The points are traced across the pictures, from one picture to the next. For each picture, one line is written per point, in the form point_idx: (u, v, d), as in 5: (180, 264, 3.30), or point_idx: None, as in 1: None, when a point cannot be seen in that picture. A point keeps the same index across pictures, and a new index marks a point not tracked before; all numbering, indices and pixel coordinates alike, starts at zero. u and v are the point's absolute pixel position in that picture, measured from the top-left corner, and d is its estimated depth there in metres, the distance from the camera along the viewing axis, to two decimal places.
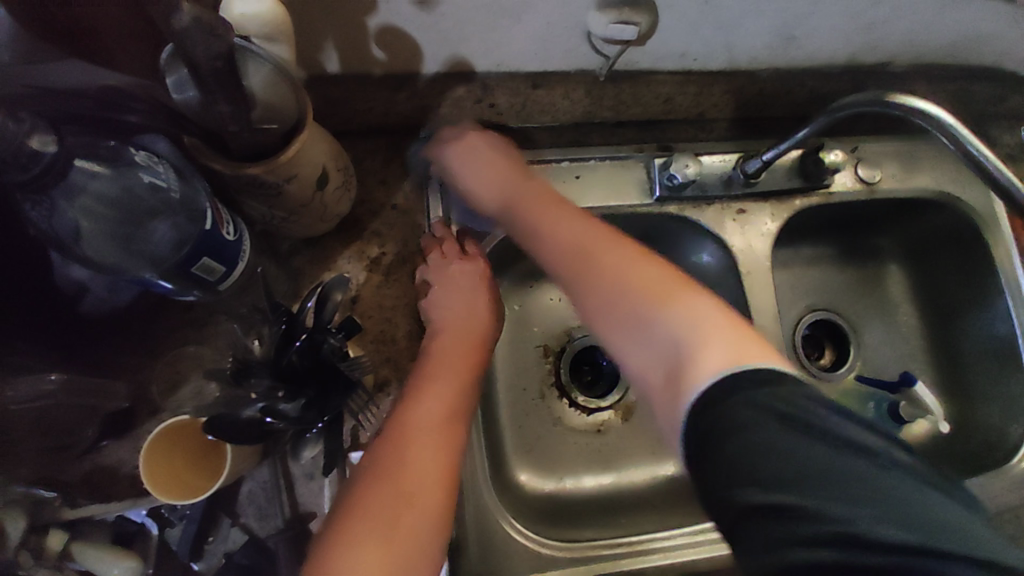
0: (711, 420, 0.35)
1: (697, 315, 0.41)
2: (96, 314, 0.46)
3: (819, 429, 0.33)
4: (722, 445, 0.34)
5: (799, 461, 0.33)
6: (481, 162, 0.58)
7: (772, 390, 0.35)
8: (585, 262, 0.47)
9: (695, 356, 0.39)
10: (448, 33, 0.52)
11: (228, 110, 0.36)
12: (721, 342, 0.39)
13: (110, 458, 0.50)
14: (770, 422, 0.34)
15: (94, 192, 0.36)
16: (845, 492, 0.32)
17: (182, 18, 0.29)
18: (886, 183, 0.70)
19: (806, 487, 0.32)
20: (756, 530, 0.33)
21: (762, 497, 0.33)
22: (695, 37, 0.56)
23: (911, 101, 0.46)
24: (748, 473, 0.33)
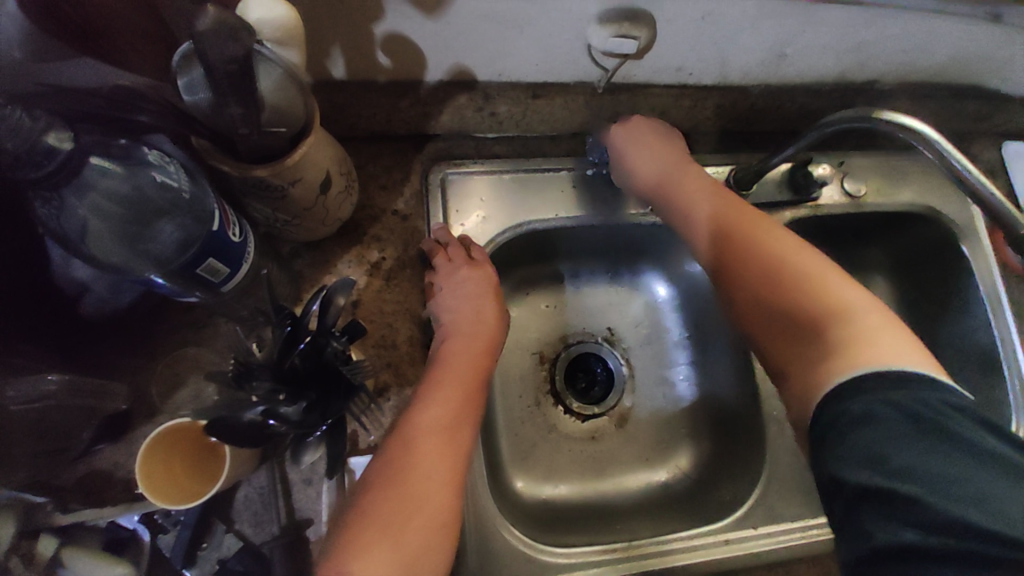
0: (846, 407, 0.42)
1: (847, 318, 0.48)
2: (97, 317, 0.46)
3: (938, 430, 0.38)
4: (847, 430, 0.41)
5: (921, 458, 0.38)
6: (644, 147, 0.63)
7: (918, 397, 0.40)
8: (735, 243, 0.55)
9: (855, 350, 0.45)
10: (452, 43, 0.53)
11: (239, 113, 0.37)
12: (880, 341, 0.45)
13: (105, 462, 0.50)
14: (896, 417, 0.39)
15: (105, 190, 0.37)
16: (952, 484, 0.37)
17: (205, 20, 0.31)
18: (872, 197, 0.72)
19: (921, 480, 0.37)
20: (866, 510, 0.38)
21: (875, 482, 0.38)
22: (691, 52, 0.58)
23: (898, 119, 0.49)
24: (862, 458, 0.39)
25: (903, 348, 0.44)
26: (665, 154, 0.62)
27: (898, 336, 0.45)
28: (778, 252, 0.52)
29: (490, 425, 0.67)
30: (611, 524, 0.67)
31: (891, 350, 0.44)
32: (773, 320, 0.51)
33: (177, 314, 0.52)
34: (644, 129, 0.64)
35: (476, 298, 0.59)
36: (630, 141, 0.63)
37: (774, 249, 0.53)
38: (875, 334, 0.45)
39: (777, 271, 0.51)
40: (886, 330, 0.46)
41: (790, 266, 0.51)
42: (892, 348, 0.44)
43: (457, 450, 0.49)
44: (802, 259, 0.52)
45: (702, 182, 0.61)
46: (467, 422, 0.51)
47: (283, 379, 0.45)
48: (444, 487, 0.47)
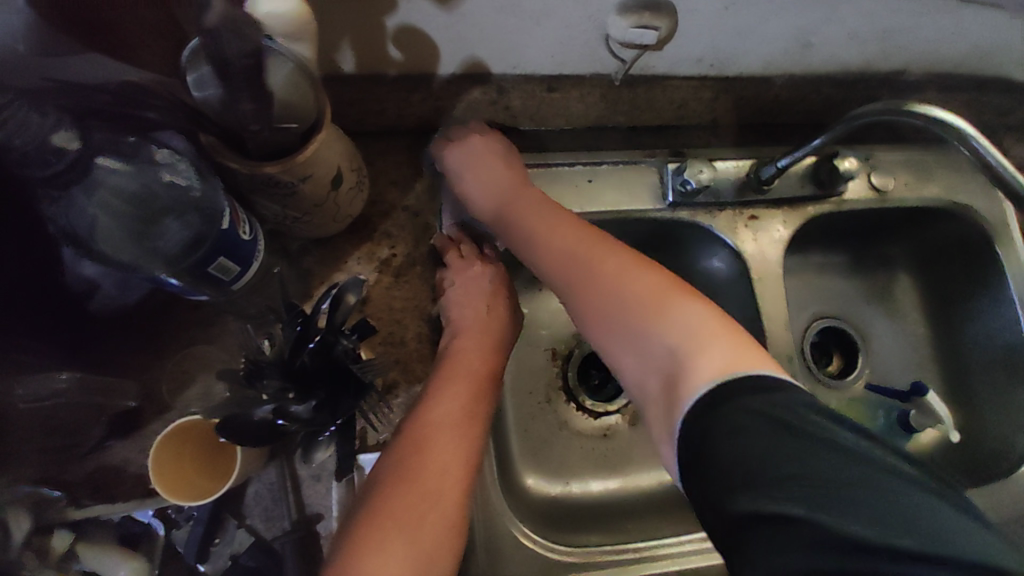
0: (704, 433, 0.38)
1: (693, 322, 0.44)
2: (103, 314, 0.46)
3: (811, 435, 0.36)
4: (722, 446, 0.37)
5: (797, 467, 0.35)
6: (485, 170, 0.59)
7: (759, 397, 0.38)
8: (586, 268, 0.49)
9: (694, 363, 0.41)
10: (467, 34, 0.51)
11: (251, 109, 0.36)
12: (718, 344, 0.41)
13: (115, 458, 0.50)
14: (765, 429, 0.36)
15: (113, 187, 0.37)
16: (847, 498, 0.34)
17: (213, 14, 0.30)
18: (898, 191, 0.69)
19: (807, 493, 0.34)
20: (755, 534, 0.35)
21: (757, 503, 0.35)
22: (712, 43, 0.56)
23: (933, 112, 0.46)
24: (744, 479, 0.35)
25: (736, 348, 0.41)
26: (500, 176, 0.59)
27: (728, 333, 0.42)
28: (610, 276, 0.48)
29: (500, 423, 0.67)
30: (622, 524, 0.66)
31: (722, 352, 0.41)
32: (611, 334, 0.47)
33: (184, 310, 0.52)
34: (481, 149, 0.60)
35: (489, 292, 0.59)
36: (467, 165, 0.60)
37: (607, 272, 0.48)
38: (711, 336, 0.42)
39: (608, 293, 0.48)
40: (716, 328, 0.43)
41: (623, 290, 0.47)
42: (724, 350, 0.41)
43: (471, 444, 0.49)
44: (634, 278, 0.47)
45: (543, 202, 0.56)
46: (481, 418, 0.51)
47: (293, 378, 0.45)
48: (456, 482, 0.46)
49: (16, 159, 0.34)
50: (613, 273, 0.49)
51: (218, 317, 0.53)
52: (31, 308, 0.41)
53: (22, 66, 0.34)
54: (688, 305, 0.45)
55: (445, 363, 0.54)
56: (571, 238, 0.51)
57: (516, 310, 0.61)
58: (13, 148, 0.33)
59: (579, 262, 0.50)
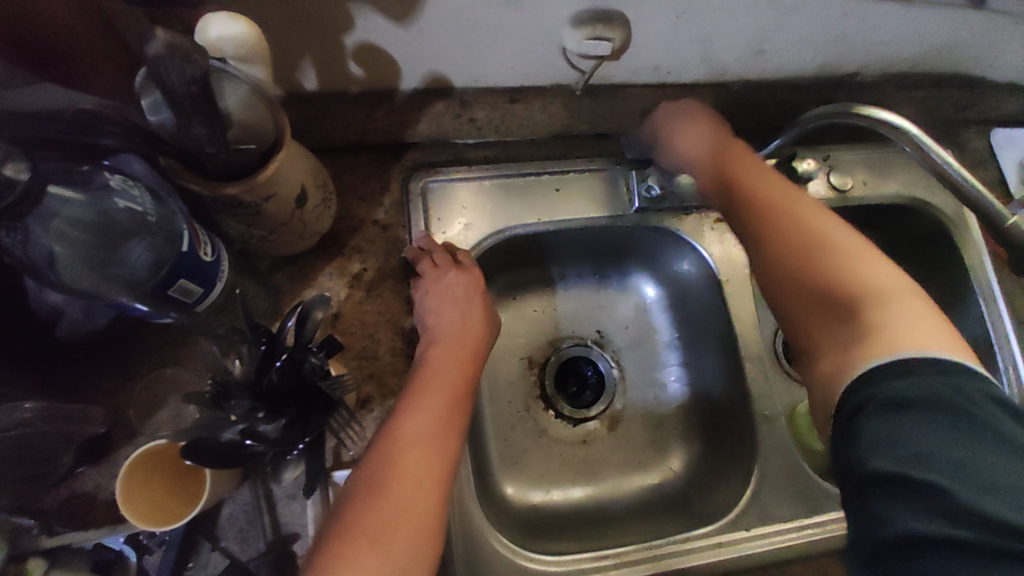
0: (872, 391, 0.40)
1: (895, 300, 0.45)
2: (72, 340, 0.46)
3: (967, 418, 0.37)
4: (874, 415, 0.39)
5: (945, 443, 0.37)
6: (686, 126, 0.58)
7: (946, 378, 0.39)
8: (772, 218, 0.51)
9: (900, 334, 0.42)
10: (426, 50, 0.52)
11: (204, 133, 0.36)
12: (923, 325, 0.43)
13: (87, 485, 0.49)
14: (931, 407, 0.38)
15: (68, 218, 0.36)
16: (986, 477, 0.36)
17: (156, 45, 0.30)
18: (858, 190, 0.72)
19: (946, 467, 0.36)
20: (887, 495, 0.37)
21: (893, 467, 0.37)
22: (669, 52, 0.57)
23: (875, 114, 0.48)
24: (885, 445, 0.37)
25: (929, 328, 0.42)
26: (705, 127, 0.58)
27: (927, 316, 0.44)
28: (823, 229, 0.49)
29: (479, 432, 0.67)
30: (603, 530, 0.66)
31: (919, 331, 0.42)
32: (804, 295, 0.48)
33: (150, 333, 0.51)
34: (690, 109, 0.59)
35: (464, 302, 0.58)
36: (672, 121, 0.59)
37: (817, 229, 0.49)
38: (907, 315, 0.44)
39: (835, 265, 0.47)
40: (913, 309, 0.44)
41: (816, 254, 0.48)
42: (918, 330, 0.42)
43: (442, 457, 0.49)
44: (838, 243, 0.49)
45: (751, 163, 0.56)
46: (454, 431, 0.51)
47: (262, 398, 0.44)
48: (429, 495, 0.46)
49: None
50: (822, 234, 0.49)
51: (186, 338, 0.52)
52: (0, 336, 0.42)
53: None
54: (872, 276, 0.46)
55: (417, 376, 0.53)
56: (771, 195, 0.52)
57: (491, 318, 0.61)
58: None
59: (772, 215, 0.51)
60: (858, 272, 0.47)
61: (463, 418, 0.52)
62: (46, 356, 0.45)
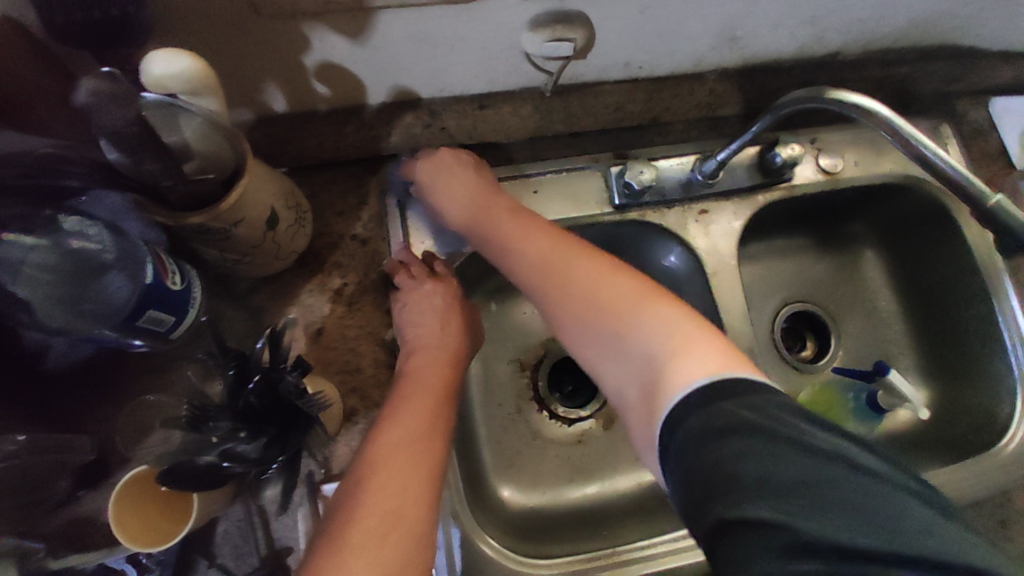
0: (689, 430, 0.38)
1: (668, 325, 0.45)
2: (58, 369, 0.49)
3: (796, 441, 0.34)
4: (703, 457, 0.36)
5: (771, 471, 0.33)
6: (448, 180, 0.60)
7: (743, 400, 0.38)
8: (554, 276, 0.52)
9: (674, 369, 0.42)
10: (387, 64, 0.52)
11: (158, 167, 0.39)
12: (693, 351, 0.42)
13: (88, 508, 0.50)
14: (750, 437, 0.35)
15: (34, 263, 0.39)
16: (818, 498, 0.32)
17: (84, 94, 0.34)
18: (848, 171, 0.69)
19: (782, 498, 0.32)
20: (734, 544, 0.33)
21: (734, 510, 0.33)
22: (636, 47, 0.57)
23: (848, 97, 0.46)
24: (724, 488, 0.34)
25: (704, 352, 0.42)
26: (482, 190, 0.60)
27: (705, 342, 0.43)
28: (612, 290, 0.49)
29: (471, 438, 0.67)
30: (600, 531, 0.66)
31: (698, 360, 0.41)
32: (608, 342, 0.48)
33: (136, 360, 0.54)
34: (454, 164, 0.61)
35: (442, 311, 0.59)
36: (439, 175, 0.60)
37: (586, 277, 0.50)
38: (691, 346, 0.43)
39: (621, 307, 0.48)
40: (691, 334, 0.44)
41: (605, 315, 0.48)
42: (695, 359, 0.42)
43: (430, 461, 0.48)
44: (610, 282, 0.49)
45: (518, 211, 0.58)
46: (439, 437, 0.50)
47: (244, 418, 0.45)
48: (416, 502, 0.45)
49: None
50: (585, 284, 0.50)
51: (171, 364, 0.54)
52: None
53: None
54: (654, 322, 0.46)
55: (398, 389, 0.53)
56: (545, 245, 0.54)
57: (470, 324, 0.62)
58: None
59: (551, 269, 0.52)
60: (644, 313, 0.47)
61: (448, 424, 0.51)
62: (38, 386, 0.48)
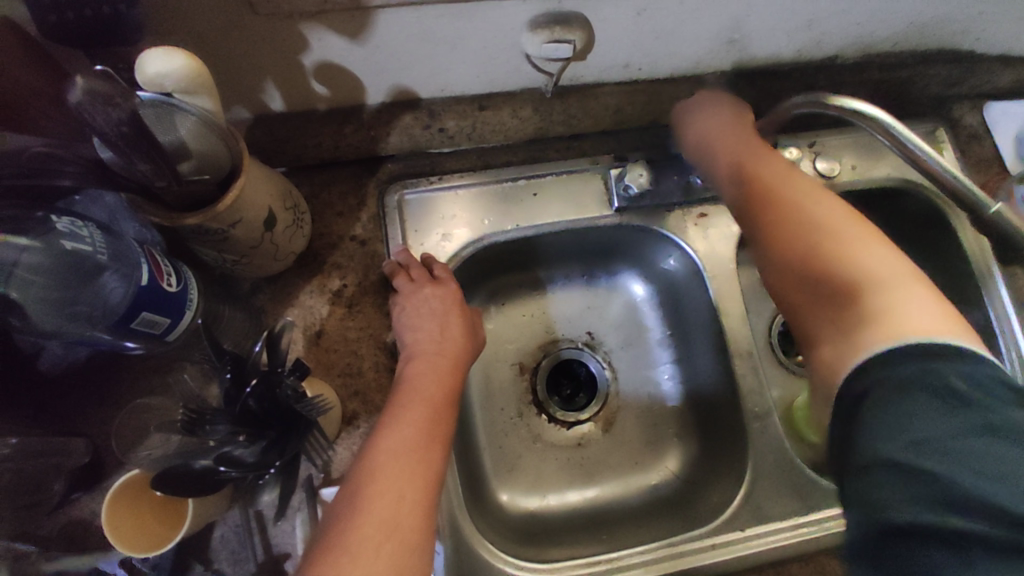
0: (874, 379, 0.39)
1: (885, 274, 0.44)
2: (58, 372, 0.50)
3: (977, 408, 0.35)
4: (874, 407, 0.38)
5: (945, 433, 0.35)
6: (708, 107, 0.59)
7: (953, 367, 0.37)
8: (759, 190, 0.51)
9: (894, 316, 0.41)
10: (384, 64, 0.52)
11: (149, 168, 0.38)
12: (917, 307, 0.41)
13: (83, 511, 0.50)
14: (939, 399, 0.36)
15: (28, 264, 0.39)
16: (986, 467, 0.34)
17: (77, 93, 0.33)
18: (846, 175, 0.69)
19: (948, 456, 0.34)
20: (880, 486, 0.35)
21: (891, 455, 0.35)
22: (635, 49, 0.56)
23: (847, 104, 0.45)
24: (889, 433, 0.36)
25: (930, 316, 0.41)
26: (713, 115, 0.59)
27: (929, 303, 0.42)
28: (826, 220, 0.47)
29: (470, 441, 0.66)
30: (600, 535, 0.65)
31: (918, 318, 0.40)
32: (802, 279, 0.47)
33: (135, 362, 0.53)
34: (715, 97, 0.60)
35: (446, 312, 0.59)
36: (701, 105, 0.60)
37: (811, 210, 0.48)
38: (914, 304, 0.42)
39: (827, 242, 0.46)
40: (915, 294, 0.42)
41: (807, 244, 0.47)
42: (922, 317, 0.40)
43: (428, 468, 0.47)
44: (820, 212, 0.48)
45: (753, 140, 0.56)
46: (438, 444, 0.49)
47: (242, 420, 0.45)
48: (414, 506, 0.45)
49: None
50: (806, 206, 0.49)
51: (173, 364, 0.53)
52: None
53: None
54: (866, 262, 0.45)
55: (400, 391, 0.53)
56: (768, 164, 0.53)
57: (474, 327, 0.61)
58: None
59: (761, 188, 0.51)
60: (846, 254, 0.45)
61: (448, 429, 0.51)
62: (34, 389, 0.49)
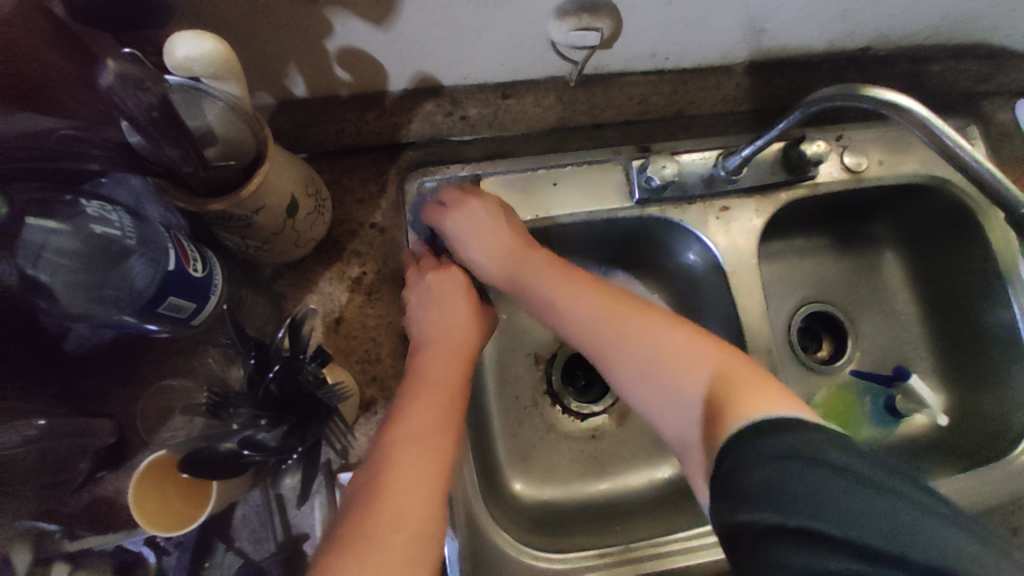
0: (740, 453, 0.39)
1: (726, 375, 0.46)
2: (78, 352, 0.48)
3: (821, 458, 0.36)
4: (746, 473, 0.38)
5: (808, 489, 0.35)
6: (474, 215, 0.59)
7: (790, 434, 0.38)
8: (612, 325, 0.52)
9: (743, 407, 0.42)
10: (408, 51, 0.51)
11: (177, 153, 0.39)
12: (755, 392, 0.43)
13: (108, 489, 0.52)
14: (801, 466, 0.36)
15: (56, 248, 0.38)
16: (851, 513, 0.34)
17: (109, 76, 0.34)
18: (874, 170, 0.68)
19: (812, 512, 0.35)
20: (759, 548, 0.36)
21: (761, 518, 0.36)
22: (663, 38, 0.55)
23: (884, 96, 0.44)
24: (757, 500, 0.36)
25: (767, 396, 0.43)
26: (507, 236, 0.58)
27: (765, 387, 0.44)
28: (665, 345, 0.50)
29: (485, 430, 0.67)
30: (612, 525, 0.66)
31: (761, 400, 0.42)
32: (671, 406, 0.48)
33: (159, 344, 0.54)
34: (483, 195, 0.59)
35: (449, 300, 0.58)
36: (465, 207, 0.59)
37: (656, 336, 0.50)
38: (756, 392, 0.43)
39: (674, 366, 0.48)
40: (747, 385, 0.44)
41: (658, 369, 0.49)
42: (761, 400, 0.42)
43: (440, 457, 0.47)
44: (660, 334, 0.50)
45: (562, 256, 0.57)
46: (448, 431, 0.49)
47: (264, 405, 0.46)
48: (423, 493, 0.44)
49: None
50: (648, 338, 0.50)
51: (196, 347, 0.55)
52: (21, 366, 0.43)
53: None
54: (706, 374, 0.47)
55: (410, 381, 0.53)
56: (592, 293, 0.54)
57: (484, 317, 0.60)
58: None
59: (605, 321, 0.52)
60: (689, 375, 0.47)
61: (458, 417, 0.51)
62: (57, 370, 0.47)
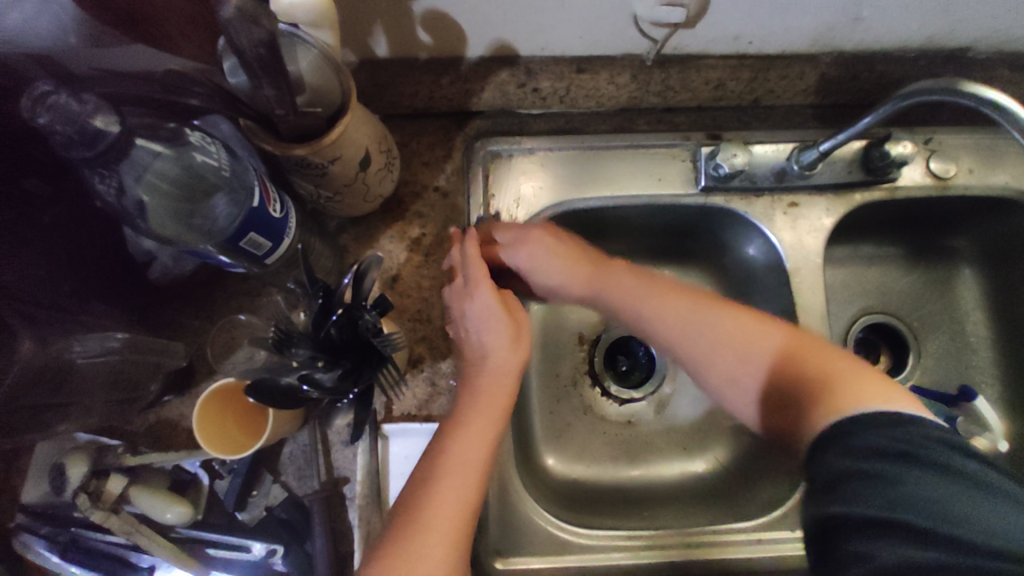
0: (826, 448, 0.41)
1: (834, 365, 0.48)
2: (162, 279, 0.52)
3: (889, 448, 0.38)
4: (831, 461, 0.40)
5: (878, 474, 0.37)
6: (544, 247, 0.58)
7: (874, 434, 0.39)
8: (688, 330, 0.55)
9: (848, 394, 0.44)
10: (490, 16, 0.52)
11: (273, 93, 0.41)
12: (860, 386, 0.45)
13: (172, 412, 0.56)
14: (877, 456, 0.38)
15: (157, 171, 0.42)
16: (932, 503, 0.35)
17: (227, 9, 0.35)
18: (961, 178, 0.64)
19: (894, 502, 0.36)
20: (840, 537, 0.37)
21: (843, 509, 0.37)
22: (751, 19, 0.53)
23: (986, 93, 0.40)
24: (842, 489, 0.38)
25: (874, 391, 0.44)
26: (568, 251, 0.59)
27: (877, 383, 0.45)
28: (758, 336, 0.52)
29: (523, 401, 0.68)
30: (640, 512, 0.66)
31: (866, 393, 0.44)
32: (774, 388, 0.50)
33: (232, 282, 0.58)
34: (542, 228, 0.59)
35: (492, 324, 0.53)
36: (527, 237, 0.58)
37: (742, 324, 0.53)
38: (858, 381, 0.45)
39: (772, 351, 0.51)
40: (857, 375, 0.46)
41: (759, 355, 0.52)
42: (862, 391, 0.44)
43: (471, 491, 0.47)
44: (760, 327, 0.53)
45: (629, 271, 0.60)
46: (472, 488, 0.47)
47: (322, 347, 0.48)
48: (437, 568, 0.43)
49: (61, 142, 0.36)
50: (740, 330, 0.53)
51: (263, 288, 0.58)
52: (104, 285, 0.47)
53: (71, 59, 0.39)
54: (821, 363, 0.48)
55: (435, 441, 0.50)
56: (669, 307, 0.56)
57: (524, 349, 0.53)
58: (58, 132, 0.35)
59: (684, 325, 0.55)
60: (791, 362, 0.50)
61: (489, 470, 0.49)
62: (140, 294, 0.51)
